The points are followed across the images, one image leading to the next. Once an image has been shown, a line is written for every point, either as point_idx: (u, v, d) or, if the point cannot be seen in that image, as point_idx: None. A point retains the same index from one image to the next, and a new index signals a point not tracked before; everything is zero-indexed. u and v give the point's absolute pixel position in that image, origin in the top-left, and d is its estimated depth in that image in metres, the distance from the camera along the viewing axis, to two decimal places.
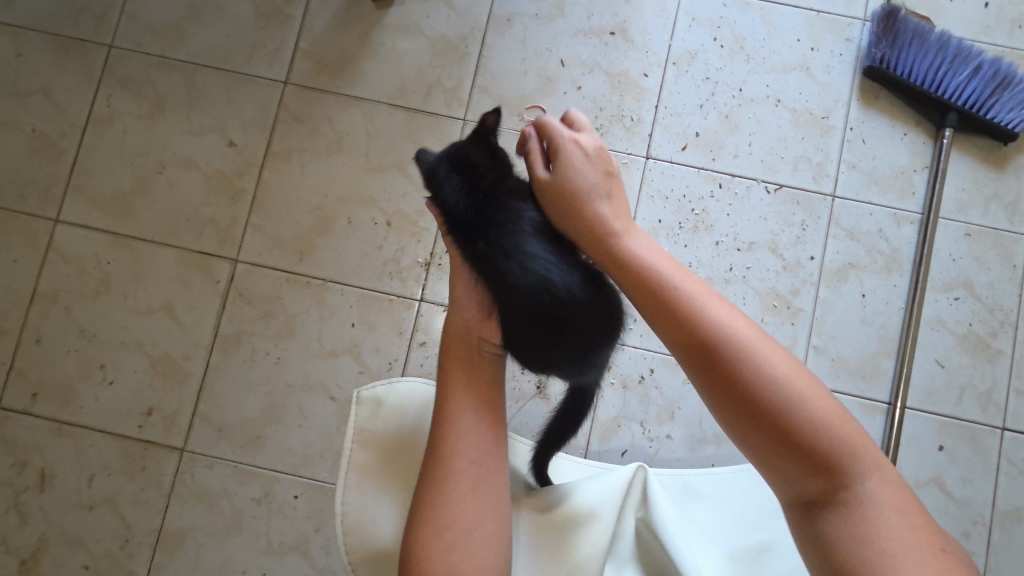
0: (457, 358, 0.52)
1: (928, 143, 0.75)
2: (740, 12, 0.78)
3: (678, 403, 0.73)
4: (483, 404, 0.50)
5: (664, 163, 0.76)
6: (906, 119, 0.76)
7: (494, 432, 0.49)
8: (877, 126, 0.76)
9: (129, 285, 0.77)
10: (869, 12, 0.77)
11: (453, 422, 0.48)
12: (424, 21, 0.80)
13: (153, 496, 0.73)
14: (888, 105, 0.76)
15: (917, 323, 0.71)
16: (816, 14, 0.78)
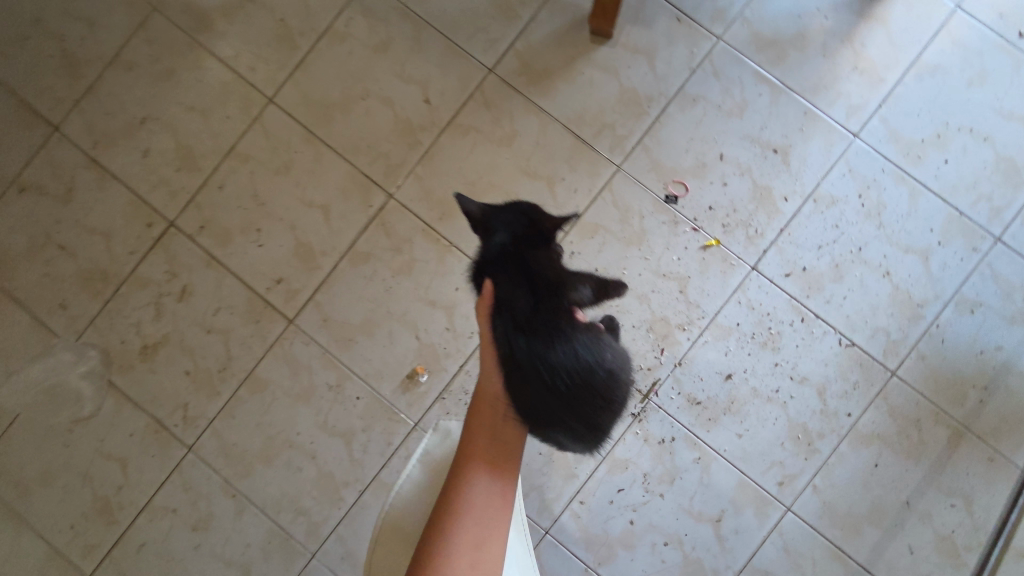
0: (482, 423, 0.64)
1: (997, 369, 0.84)
2: (893, 182, 0.87)
3: (681, 472, 0.86)
4: (496, 467, 0.60)
5: (765, 279, 0.88)
6: (989, 340, 0.84)
7: (503, 482, 0.59)
8: (961, 333, 0.84)
9: (303, 177, 0.93)
10: (1005, 233, 0.85)
11: (471, 464, 0.59)
12: (624, 69, 0.90)
13: (257, 344, 0.91)
14: (980, 320, 0.84)
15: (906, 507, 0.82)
16: (958, 215, 0.85)
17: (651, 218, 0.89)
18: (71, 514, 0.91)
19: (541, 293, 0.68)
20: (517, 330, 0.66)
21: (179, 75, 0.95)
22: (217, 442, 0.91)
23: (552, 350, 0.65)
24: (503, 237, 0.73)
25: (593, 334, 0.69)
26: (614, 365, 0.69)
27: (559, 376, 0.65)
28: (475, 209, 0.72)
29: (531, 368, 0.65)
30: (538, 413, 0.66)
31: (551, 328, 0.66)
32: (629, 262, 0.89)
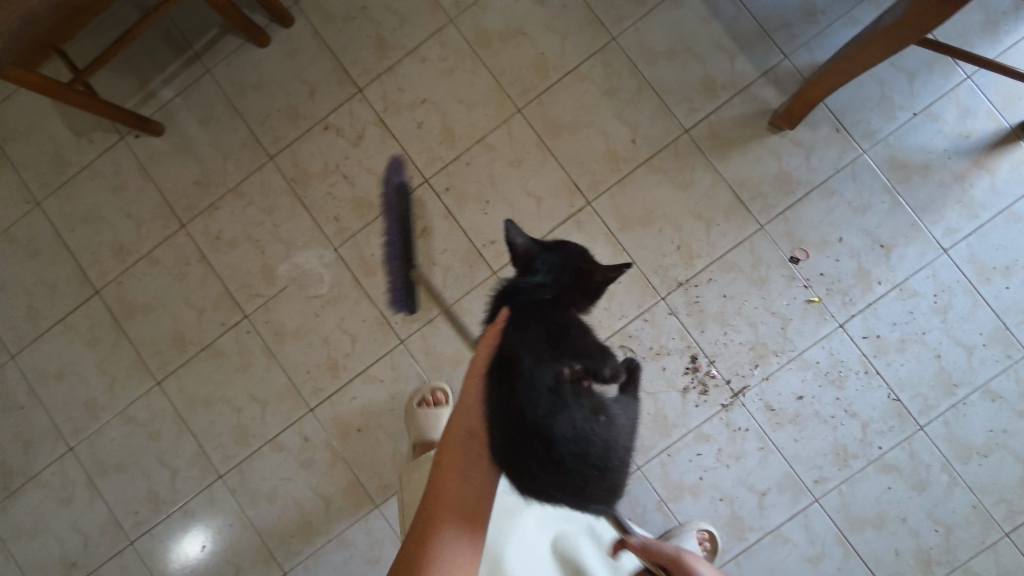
0: (451, 469, 0.71)
1: (998, 445, 1.16)
2: (963, 292, 1.17)
3: (746, 454, 1.20)
4: (467, 522, 0.67)
5: (847, 336, 1.19)
6: (999, 423, 1.16)
7: (474, 534, 0.66)
8: (980, 413, 1.16)
9: (529, 173, 1.25)
10: None
11: (443, 523, 0.66)
12: (786, 156, 1.21)
13: (466, 282, 1.26)
14: (996, 408, 1.16)
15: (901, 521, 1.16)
16: (1004, 328, 1.16)
17: (775, 269, 1.21)
18: (308, 365, 1.28)
19: (566, 357, 0.78)
20: (521, 416, 0.74)
21: (456, 74, 1.27)
22: (422, 342, 1.26)
23: (551, 406, 0.74)
24: (548, 291, 0.86)
25: (591, 406, 0.77)
26: (604, 436, 0.77)
27: (551, 427, 0.74)
28: (522, 240, 0.88)
29: (522, 430, 0.74)
30: (515, 464, 0.74)
31: (550, 389, 0.75)
32: (750, 297, 1.21)
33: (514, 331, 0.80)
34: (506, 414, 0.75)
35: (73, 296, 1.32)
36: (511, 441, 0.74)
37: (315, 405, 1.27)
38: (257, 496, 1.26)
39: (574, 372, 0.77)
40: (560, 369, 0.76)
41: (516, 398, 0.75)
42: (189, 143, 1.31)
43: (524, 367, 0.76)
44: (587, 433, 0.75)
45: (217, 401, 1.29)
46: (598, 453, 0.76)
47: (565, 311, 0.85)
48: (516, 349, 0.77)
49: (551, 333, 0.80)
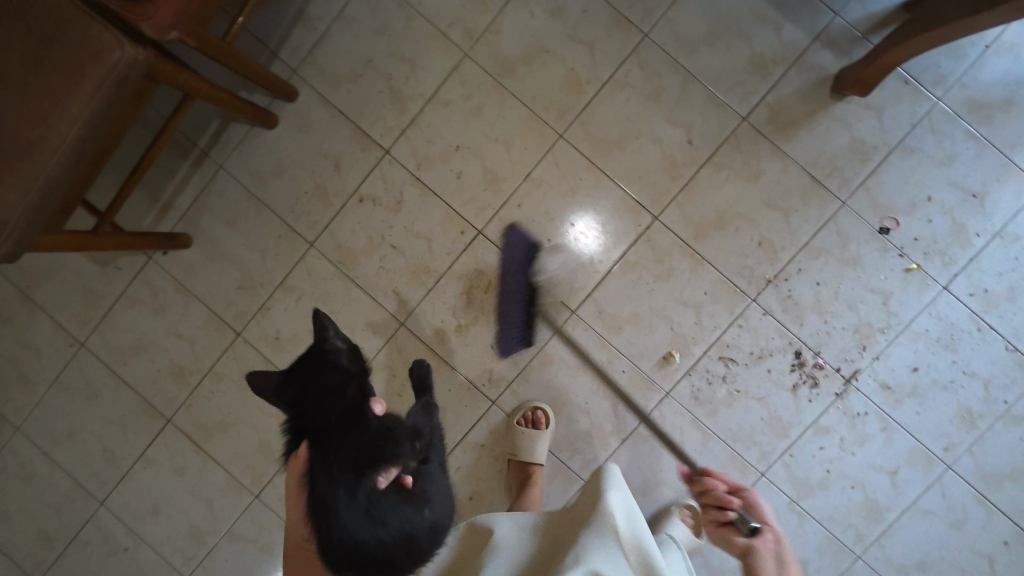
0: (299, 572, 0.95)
1: None
2: None
3: (869, 437, 1.16)
4: None
5: (954, 297, 1.13)
6: None
7: None
8: None
9: (586, 200, 1.18)
10: None
11: None
12: (855, 122, 1.13)
13: (547, 327, 1.20)
14: None
15: None
16: None
17: (866, 244, 1.14)
18: None
19: (353, 471, 0.86)
20: (327, 524, 0.86)
21: (485, 112, 1.18)
22: (515, 398, 1.21)
23: (377, 526, 0.86)
24: (278, 389, 0.91)
25: (414, 504, 0.89)
26: (430, 522, 0.90)
27: (389, 552, 0.87)
28: (265, 383, 0.89)
29: (328, 533, 0.86)
30: (342, 536, 0.85)
31: (364, 504, 0.85)
32: (844, 278, 1.15)
33: (315, 490, 0.87)
34: (322, 526, 0.87)
35: (147, 429, 1.27)
36: (335, 545, 0.86)
37: None
38: None
39: (381, 464, 0.86)
40: (375, 481, 0.85)
41: (325, 521, 0.86)
42: (222, 247, 1.23)
43: (337, 520, 0.85)
44: (383, 533, 0.86)
45: None
46: (415, 541, 0.88)
47: (337, 428, 0.89)
48: (329, 493, 0.86)
49: (341, 465, 0.86)
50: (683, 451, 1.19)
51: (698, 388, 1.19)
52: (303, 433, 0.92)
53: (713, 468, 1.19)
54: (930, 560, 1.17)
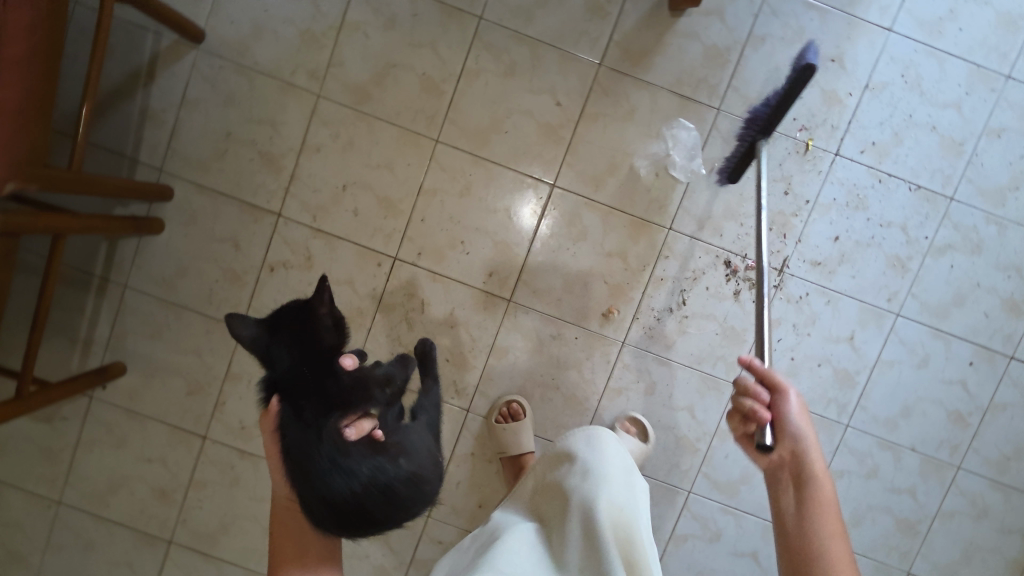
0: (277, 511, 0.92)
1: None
2: (925, 58, 1.15)
3: (818, 314, 1.20)
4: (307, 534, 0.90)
5: (848, 159, 1.17)
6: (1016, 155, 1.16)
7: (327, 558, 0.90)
8: (994, 155, 1.16)
9: (483, 192, 1.19)
10: (1013, 72, 1.15)
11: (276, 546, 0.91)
12: (703, 31, 1.15)
13: (491, 323, 1.22)
14: (1006, 142, 1.16)
15: (978, 289, 1.19)
16: (976, 68, 1.15)
17: None
18: None
19: (333, 400, 0.88)
20: (307, 441, 0.86)
21: (358, 144, 1.19)
22: (486, 400, 1.23)
23: (351, 476, 0.84)
24: (259, 337, 0.92)
25: (387, 454, 0.88)
26: (409, 471, 0.88)
27: (372, 505, 0.86)
28: (251, 329, 0.92)
29: (304, 469, 0.85)
30: (321, 487, 0.84)
31: (332, 454, 0.85)
32: (745, 178, 1.18)
33: (294, 423, 0.88)
34: (295, 456, 0.86)
35: (152, 559, 1.27)
36: (309, 495, 0.86)
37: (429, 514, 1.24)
38: None
39: (351, 412, 0.88)
40: (342, 427, 0.86)
41: (300, 448, 0.86)
42: (158, 362, 1.23)
43: (329, 424, 0.86)
44: (355, 487, 0.85)
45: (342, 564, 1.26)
46: (386, 491, 0.86)
47: (320, 359, 0.92)
48: (309, 424, 0.86)
49: (324, 402, 0.88)
50: (657, 390, 1.22)
51: (650, 327, 1.22)
52: (297, 373, 0.91)
53: (690, 395, 1.23)
54: (911, 403, 1.22)
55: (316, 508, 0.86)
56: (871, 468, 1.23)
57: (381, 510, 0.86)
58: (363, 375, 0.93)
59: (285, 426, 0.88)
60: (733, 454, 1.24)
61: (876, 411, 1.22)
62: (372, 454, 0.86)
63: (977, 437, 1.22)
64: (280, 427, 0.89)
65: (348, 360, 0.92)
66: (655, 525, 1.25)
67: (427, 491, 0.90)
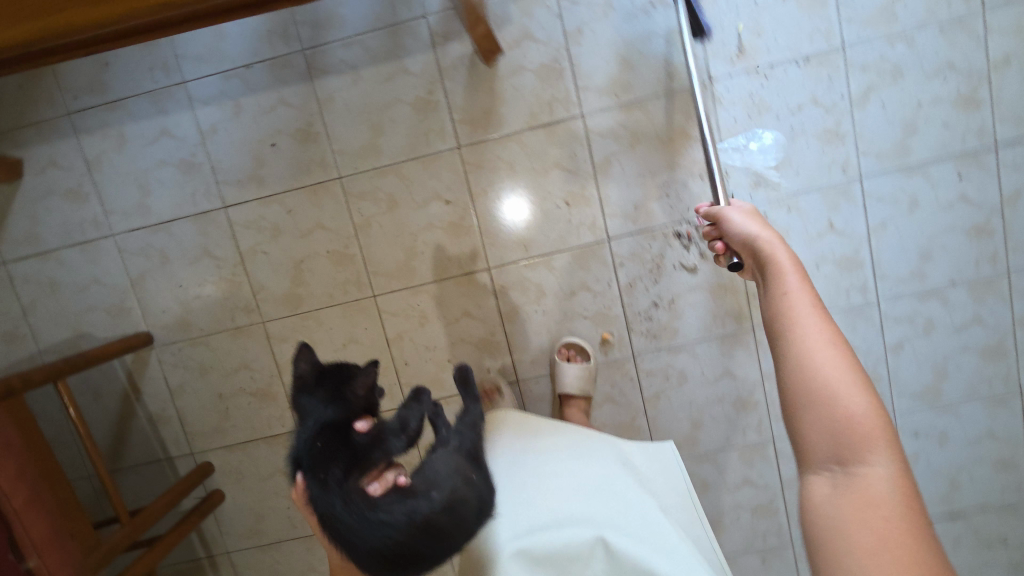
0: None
1: None
2: None
3: (788, 225, 1.18)
4: None
5: (725, 78, 1.13)
6: None
7: None
8: None
9: (438, 311, 1.24)
10: None
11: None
12: (524, 60, 1.14)
13: (516, 408, 1.27)
14: None
15: (922, 108, 1.13)
16: None
17: (630, 118, 1.16)
18: None
19: (361, 443, 0.85)
20: (340, 504, 0.80)
21: (317, 339, 1.26)
22: None
23: (362, 510, 0.79)
24: (301, 404, 0.92)
25: (421, 490, 0.81)
26: (447, 499, 0.79)
27: (391, 528, 0.77)
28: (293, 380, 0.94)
29: (347, 532, 0.80)
30: (361, 539, 0.79)
31: (360, 512, 0.79)
32: (645, 155, 1.17)
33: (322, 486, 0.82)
34: (338, 521, 0.81)
35: None
36: (348, 544, 0.80)
37: None
38: None
39: (372, 470, 0.84)
40: (365, 487, 0.83)
41: (340, 512, 0.80)
42: None
43: (353, 483, 0.82)
44: (404, 532, 0.77)
45: None
46: (441, 525, 0.77)
47: (348, 431, 0.87)
48: (335, 481, 0.82)
49: (344, 459, 0.84)
50: (689, 375, 1.24)
51: (647, 329, 1.23)
52: (341, 439, 0.86)
53: (720, 362, 1.23)
54: (926, 245, 1.17)
55: (343, 537, 0.81)
56: (925, 323, 1.20)
57: (416, 529, 0.77)
58: (382, 432, 0.88)
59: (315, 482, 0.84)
60: None
61: (897, 273, 1.18)
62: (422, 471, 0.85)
63: (1009, 235, 1.16)
64: (308, 483, 0.85)
65: (364, 423, 0.89)
66: (764, 483, 1.27)
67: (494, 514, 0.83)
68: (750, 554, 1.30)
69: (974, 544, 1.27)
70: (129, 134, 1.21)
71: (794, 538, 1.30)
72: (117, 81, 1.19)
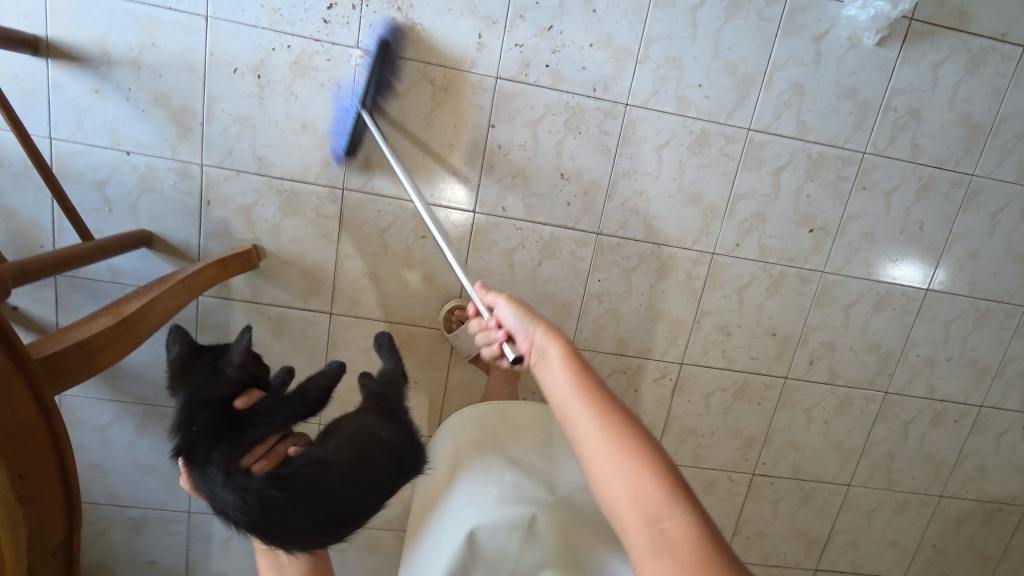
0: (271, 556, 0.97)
1: None
2: None
3: (539, 26, 1.06)
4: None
5: (361, 34, 1.03)
6: None
7: None
8: None
9: (474, 389, 1.26)
10: None
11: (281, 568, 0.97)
12: (270, 223, 1.12)
13: (596, 359, 1.26)
14: None
15: None
16: None
17: (363, 145, 1.09)
18: (755, 405, 1.33)
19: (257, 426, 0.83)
20: (233, 485, 0.78)
21: None
22: (670, 348, 1.27)
23: (246, 488, 0.78)
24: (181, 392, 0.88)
25: (324, 458, 0.81)
26: (353, 458, 0.82)
27: (289, 505, 0.77)
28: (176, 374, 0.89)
29: (248, 513, 0.78)
30: (263, 523, 0.78)
31: (258, 498, 0.77)
32: (406, 144, 1.10)
33: (213, 470, 0.80)
34: (232, 502, 0.78)
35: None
36: (244, 519, 0.78)
37: (782, 375, 1.31)
38: (883, 350, 1.32)
39: (262, 449, 0.82)
40: (255, 466, 0.81)
41: (235, 493, 0.78)
42: None
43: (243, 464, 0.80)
44: (313, 510, 0.78)
45: (835, 435, 1.37)
46: (350, 486, 0.81)
47: (236, 413, 0.84)
48: (228, 463, 0.79)
49: (234, 440, 0.81)
50: (642, 188, 1.17)
51: (576, 210, 1.17)
52: (232, 422, 0.83)
53: (646, 150, 1.14)
54: None
55: (238, 519, 0.79)
56: None
57: (328, 501, 0.79)
58: (272, 400, 0.86)
59: (201, 465, 0.81)
60: (704, 89, 1.12)
61: None
62: (327, 436, 0.87)
63: None
64: (191, 468, 0.83)
65: (243, 400, 0.86)
66: (787, 155, 1.17)
67: (409, 448, 0.88)
68: (851, 199, 1.21)
69: None
70: (218, 567, 1.34)
71: (860, 148, 1.18)
72: (169, 560, 1.33)
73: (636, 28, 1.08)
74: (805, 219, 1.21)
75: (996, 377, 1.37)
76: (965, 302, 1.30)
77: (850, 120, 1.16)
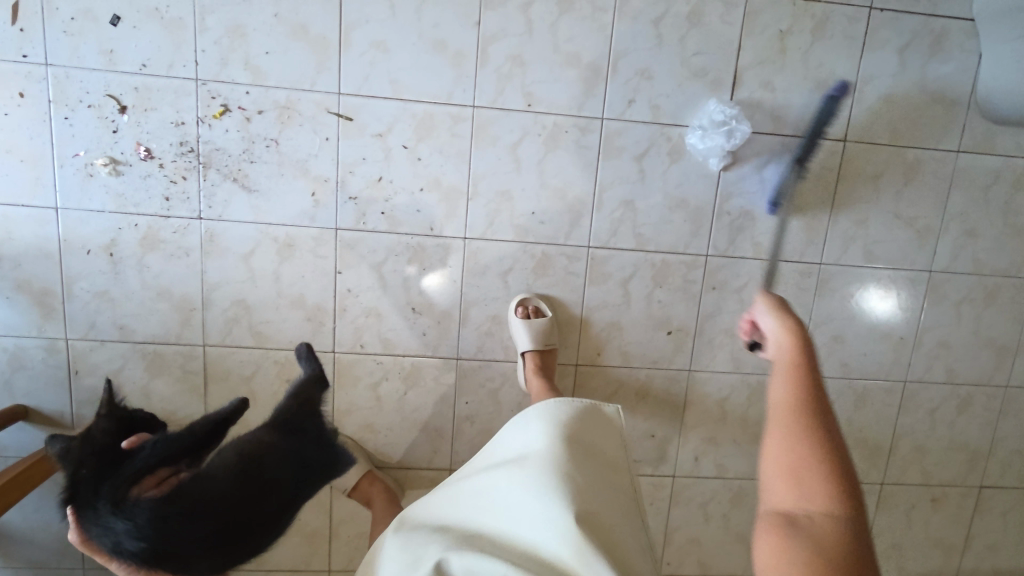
0: None
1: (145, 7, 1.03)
2: (71, 155, 1.07)
3: (368, 179, 1.13)
4: None
5: (203, 206, 1.11)
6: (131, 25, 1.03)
7: None
8: (137, 44, 1.04)
9: (359, 518, 1.28)
10: (43, 57, 1.03)
11: None
12: (138, 384, 1.17)
13: None
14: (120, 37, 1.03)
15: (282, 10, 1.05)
16: (55, 100, 1.05)
17: (217, 304, 1.16)
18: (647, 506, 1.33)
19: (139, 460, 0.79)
20: (126, 522, 0.74)
21: None
22: None
23: (137, 515, 0.74)
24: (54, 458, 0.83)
25: (216, 472, 0.82)
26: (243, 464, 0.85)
27: (190, 517, 0.77)
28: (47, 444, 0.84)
29: (147, 543, 0.75)
30: (166, 545, 0.76)
31: (151, 519, 0.74)
32: (260, 299, 1.16)
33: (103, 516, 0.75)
34: (128, 537, 0.74)
35: None
36: (147, 549, 0.75)
37: (670, 475, 1.31)
38: None
39: (159, 475, 0.79)
40: (145, 494, 0.77)
41: (129, 528, 0.74)
42: None
43: (135, 497, 0.76)
44: (213, 518, 0.79)
45: (736, 527, 1.36)
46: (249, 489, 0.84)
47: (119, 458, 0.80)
48: (116, 502, 0.75)
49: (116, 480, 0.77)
50: (494, 312, 1.21)
51: (433, 340, 1.21)
52: (117, 463, 0.80)
53: (491, 277, 1.19)
54: (430, 36, 1.08)
55: (138, 551, 0.75)
56: (514, 60, 1.10)
57: (224, 516, 0.81)
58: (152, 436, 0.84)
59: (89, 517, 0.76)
60: (537, 217, 1.17)
61: (447, 79, 1.10)
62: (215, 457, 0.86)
63: None
64: (80, 520, 0.78)
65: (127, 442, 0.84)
66: (631, 266, 1.21)
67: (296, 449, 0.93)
68: (703, 299, 1.24)
69: (779, 69, 1.13)
70: None
71: (702, 252, 1.21)
72: None
73: (461, 170, 1.14)
74: (661, 322, 1.24)
75: (891, 454, 1.35)
76: (840, 384, 1.31)
77: (686, 228, 1.20)
